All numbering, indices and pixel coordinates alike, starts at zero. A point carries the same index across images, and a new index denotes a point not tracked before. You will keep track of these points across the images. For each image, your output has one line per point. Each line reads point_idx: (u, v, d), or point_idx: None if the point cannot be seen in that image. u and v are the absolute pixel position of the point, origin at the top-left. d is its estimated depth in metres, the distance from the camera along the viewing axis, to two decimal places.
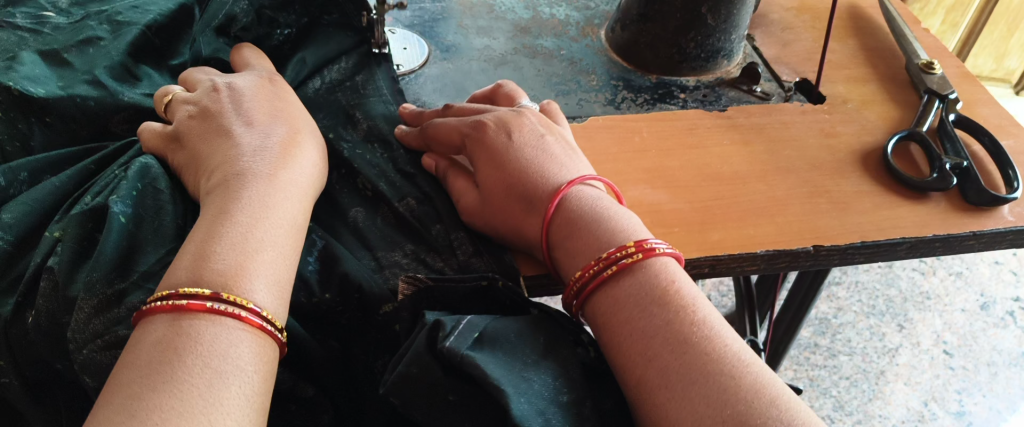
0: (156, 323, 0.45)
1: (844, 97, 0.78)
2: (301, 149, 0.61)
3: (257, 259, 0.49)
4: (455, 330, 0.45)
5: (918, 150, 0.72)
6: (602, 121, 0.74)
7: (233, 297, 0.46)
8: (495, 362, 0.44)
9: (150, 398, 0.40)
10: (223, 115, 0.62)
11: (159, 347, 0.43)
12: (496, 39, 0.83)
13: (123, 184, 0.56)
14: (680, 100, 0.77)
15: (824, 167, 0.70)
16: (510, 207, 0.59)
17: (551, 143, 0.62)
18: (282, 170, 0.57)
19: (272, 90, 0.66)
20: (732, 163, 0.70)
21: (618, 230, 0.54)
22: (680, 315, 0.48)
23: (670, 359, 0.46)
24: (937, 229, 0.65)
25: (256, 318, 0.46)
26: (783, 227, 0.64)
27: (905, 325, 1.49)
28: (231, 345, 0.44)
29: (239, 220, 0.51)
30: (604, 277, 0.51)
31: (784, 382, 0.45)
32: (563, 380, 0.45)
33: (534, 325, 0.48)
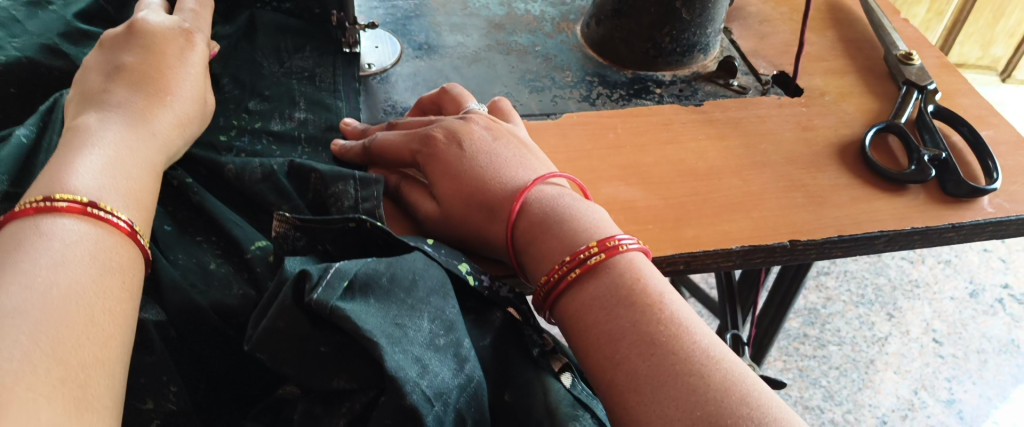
0: (14, 227, 0.42)
1: (821, 89, 0.77)
2: (181, 76, 0.59)
3: (126, 180, 0.47)
4: (324, 281, 0.41)
5: (897, 141, 0.72)
6: (576, 117, 0.73)
7: (96, 202, 0.44)
8: (370, 314, 0.42)
9: (10, 285, 0.38)
10: (116, 40, 0.59)
11: (18, 242, 0.41)
12: (469, 36, 0.82)
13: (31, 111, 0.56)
14: (656, 95, 0.76)
15: (801, 161, 0.69)
16: (473, 213, 0.58)
17: (504, 147, 0.61)
18: (160, 102, 0.55)
19: (173, 13, 0.63)
20: (708, 158, 0.69)
21: (581, 229, 0.53)
22: (647, 314, 0.47)
23: (639, 362, 0.45)
24: (916, 222, 0.64)
25: (121, 222, 0.44)
26: (759, 223, 0.63)
27: (894, 314, 1.48)
28: (73, 235, 0.42)
29: (108, 145, 0.49)
30: (570, 280, 0.50)
31: (757, 377, 0.44)
32: (441, 321, 0.45)
33: (406, 262, 0.46)
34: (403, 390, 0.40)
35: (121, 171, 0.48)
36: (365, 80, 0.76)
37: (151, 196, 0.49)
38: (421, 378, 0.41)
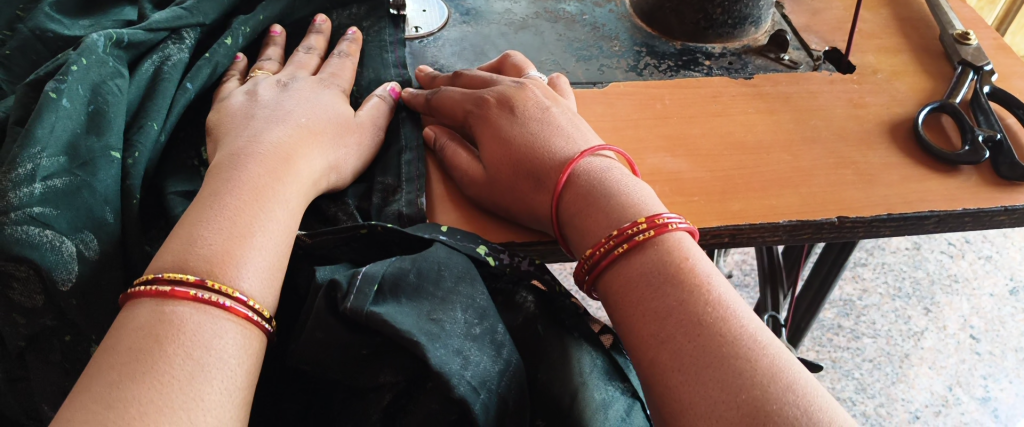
0: (140, 310, 0.43)
1: (874, 67, 0.75)
2: (322, 137, 0.60)
3: (246, 244, 0.48)
4: (353, 289, 0.43)
5: (950, 122, 0.70)
6: (623, 87, 0.72)
7: (218, 285, 0.45)
8: (401, 312, 0.44)
9: (129, 389, 0.39)
10: (270, 106, 0.62)
11: (142, 333, 0.42)
12: (517, 3, 0.82)
13: (76, 79, 0.58)
14: (705, 67, 0.75)
15: (852, 138, 0.68)
16: (518, 183, 0.58)
17: (557, 115, 0.62)
18: (298, 158, 0.56)
19: (325, 93, 0.65)
20: (757, 132, 0.68)
21: (628, 205, 0.52)
22: (694, 296, 0.46)
23: (683, 342, 0.44)
24: (967, 204, 0.63)
25: (241, 308, 0.45)
26: (807, 199, 0.62)
27: (931, 308, 1.46)
28: (233, 342, 0.43)
29: (228, 202, 0.50)
30: (616, 255, 0.50)
31: (801, 367, 0.43)
32: (474, 309, 0.47)
33: (430, 256, 0.48)
34: (450, 382, 0.42)
35: (245, 224, 0.49)
36: (411, 43, 0.76)
37: (276, 259, 0.49)
38: (464, 370, 0.43)
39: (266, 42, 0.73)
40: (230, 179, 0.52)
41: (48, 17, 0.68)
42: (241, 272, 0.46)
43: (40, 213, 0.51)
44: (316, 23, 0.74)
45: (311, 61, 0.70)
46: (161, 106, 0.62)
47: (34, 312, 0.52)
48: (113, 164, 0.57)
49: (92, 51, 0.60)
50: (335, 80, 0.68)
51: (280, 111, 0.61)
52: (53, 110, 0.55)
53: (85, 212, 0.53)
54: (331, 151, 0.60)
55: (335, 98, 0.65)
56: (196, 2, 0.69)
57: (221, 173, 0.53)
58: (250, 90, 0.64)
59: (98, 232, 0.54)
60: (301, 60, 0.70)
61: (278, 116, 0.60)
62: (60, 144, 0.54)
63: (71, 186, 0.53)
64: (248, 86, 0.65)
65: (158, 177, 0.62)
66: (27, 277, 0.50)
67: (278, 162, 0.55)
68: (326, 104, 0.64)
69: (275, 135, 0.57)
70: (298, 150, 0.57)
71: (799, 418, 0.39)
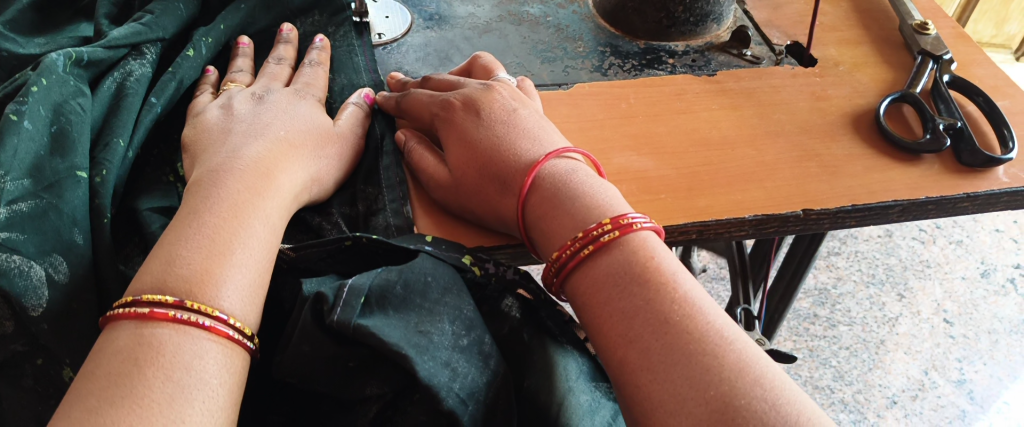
0: (120, 333, 0.43)
1: (835, 59, 0.76)
2: (301, 151, 0.59)
3: (226, 262, 0.47)
4: (341, 301, 0.43)
5: (911, 112, 0.71)
6: (588, 88, 0.72)
7: (197, 305, 0.44)
8: (388, 325, 0.43)
9: (108, 414, 0.39)
10: (246, 120, 0.61)
11: (121, 356, 0.41)
12: (480, 7, 0.82)
13: (36, 99, 0.57)
14: (669, 65, 0.76)
15: (815, 130, 0.68)
16: (484, 187, 0.58)
17: (524, 116, 0.62)
18: (278, 173, 0.56)
19: (302, 104, 0.65)
20: (722, 128, 0.68)
21: (593, 206, 0.52)
22: (661, 293, 0.46)
23: (651, 340, 0.44)
24: (930, 192, 0.63)
25: (222, 327, 0.44)
26: (772, 193, 0.63)
27: (905, 294, 1.48)
28: (214, 362, 0.43)
29: (207, 220, 0.49)
30: (582, 257, 0.50)
31: (770, 361, 0.43)
32: (461, 321, 0.47)
33: (416, 266, 0.47)
34: (439, 395, 0.43)
35: (225, 241, 0.48)
36: (376, 51, 0.76)
37: (258, 275, 0.48)
38: (453, 382, 0.44)
39: (233, 54, 0.72)
40: (209, 196, 0.52)
41: (2, 37, 0.67)
42: (223, 291, 0.46)
43: (6, 238, 0.50)
44: (283, 32, 0.73)
45: (283, 72, 0.69)
46: (128, 123, 0.61)
47: (5, 338, 0.49)
48: (80, 184, 0.55)
49: (52, 70, 0.59)
50: (310, 89, 0.67)
51: (257, 125, 0.60)
52: (15, 132, 0.54)
53: (53, 236, 0.52)
54: (310, 163, 0.59)
55: (312, 109, 0.64)
56: (154, 17, 0.68)
57: (200, 190, 0.53)
58: (225, 105, 0.63)
59: (68, 255, 0.52)
60: (273, 71, 0.69)
61: (255, 130, 0.59)
62: (23, 167, 0.53)
63: (37, 209, 0.52)
64: (221, 100, 0.64)
65: (129, 197, 0.61)
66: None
67: (258, 178, 0.54)
68: (304, 117, 0.63)
69: (254, 149, 0.57)
70: (277, 165, 0.56)
71: (766, 411, 0.39)
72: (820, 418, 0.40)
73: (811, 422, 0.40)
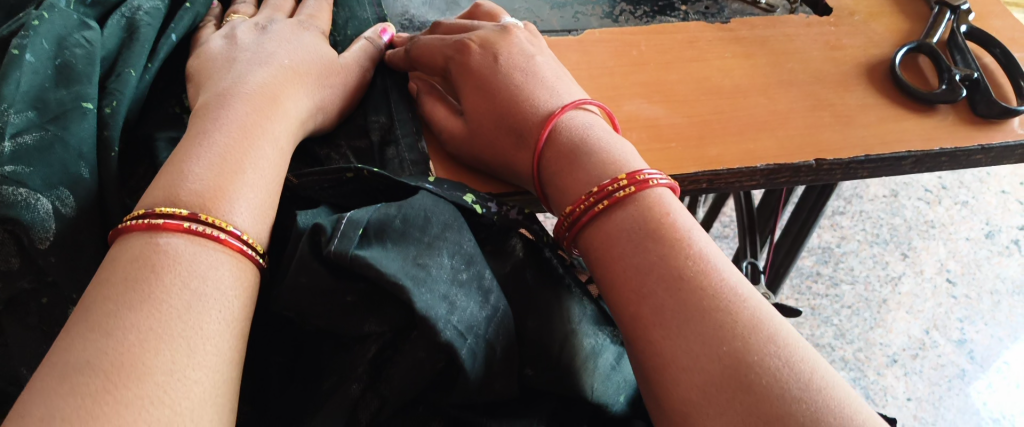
0: (132, 243, 0.43)
1: (851, 8, 0.74)
2: (307, 80, 0.59)
3: (237, 181, 0.47)
4: (338, 233, 0.42)
5: (928, 62, 0.70)
6: (599, 34, 0.71)
7: (212, 219, 0.44)
8: (387, 257, 0.43)
9: (128, 317, 0.38)
10: (248, 49, 0.60)
11: (137, 264, 0.41)
12: None
13: (39, 33, 0.56)
14: (681, 12, 0.74)
15: (829, 80, 0.67)
16: (499, 138, 0.57)
17: (539, 64, 0.61)
18: (285, 99, 0.55)
19: (305, 36, 0.63)
20: (734, 76, 0.67)
21: (610, 160, 0.52)
22: (675, 249, 0.45)
23: (665, 296, 0.44)
24: (944, 143, 0.63)
25: (234, 241, 0.44)
26: (784, 142, 0.62)
27: (909, 253, 1.47)
28: (229, 273, 0.43)
29: (217, 141, 0.49)
30: (597, 211, 0.49)
31: (783, 317, 0.43)
32: (460, 256, 0.46)
33: (415, 203, 0.47)
34: (436, 327, 0.42)
35: (236, 161, 0.48)
36: None
37: (268, 196, 0.49)
38: (451, 314, 0.43)
39: None
40: (219, 118, 0.51)
41: None
42: (235, 206, 0.46)
43: (12, 171, 0.49)
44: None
45: (286, 4, 0.68)
46: (139, 57, 0.60)
47: (11, 275, 0.49)
48: (87, 116, 0.54)
49: (54, 6, 0.57)
50: (314, 21, 0.66)
51: (262, 53, 0.59)
52: (17, 66, 0.53)
53: (60, 168, 0.51)
54: (317, 92, 0.59)
55: (317, 40, 0.63)
56: None
57: (206, 114, 0.52)
58: (229, 35, 0.62)
59: (75, 188, 0.51)
60: (276, 2, 0.67)
61: (261, 58, 0.59)
62: (26, 100, 0.52)
63: (42, 142, 0.51)
64: (224, 29, 0.63)
65: (142, 125, 0.60)
66: (3, 240, 0.48)
67: (265, 102, 0.54)
68: (309, 46, 0.62)
69: (259, 77, 0.56)
70: (284, 92, 0.56)
71: (778, 367, 0.39)
72: (831, 374, 0.40)
73: (823, 377, 0.39)
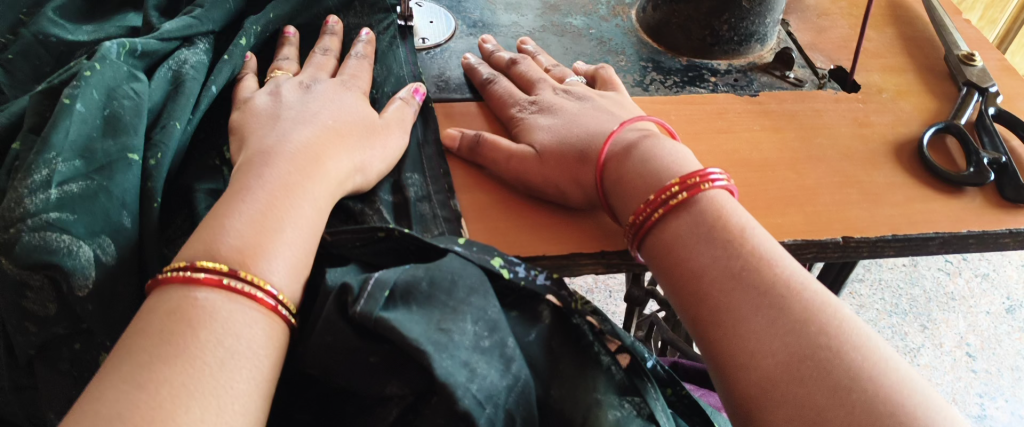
0: (170, 295, 0.43)
1: (879, 86, 0.76)
2: (348, 138, 0.59)
3: (275, 239, 0.48)
4: (364, 293, 0.43)
5: (955, 143, 0.70)
6: (646, 103, 0.72)
7: (250, 276, 0.45)
8: (411, 320, 0.43)
9: (161, 371, 0.39)
10: (289, 107, 0.61)
11: (173, 318, 0.42)
12: (524, 16, 0.82)
13: (91, 83, 0.57)
14: (711, 83, 0.75)
15: (857, 157, 0.68)
16: (561, 163, 0.61)
17: (589, 102, 0.66)
18: (327, 157, 0.56)
19: (348, 96, 0.64)
20: (762, 149, 0.68)
21: (664, 172, 0.56)
22: (735, 246, 0.49)
23: (728, 288, 0.47)
24: (972, 225, 0.63)
25: (270, 299, 0.45)
26: (812, 218, 0.62)
27: (928, 325, 1.46)
28: (263, 332, 0.43)
29: (257, 197, 0.50)
30: (653, 221, 0.53)
31: (840, 303, 0.46)
32: (484, 321, 0.46)
33: (443, 266, 0.47)
34: (454, 395, 0.42)
35: (276, 218, 0.49)
36: (419, 54, 0.76)
37: (304, 255, 0.49)
38: (470, 383, 0.43)
39: (280, 43, 0.72)
40: (261, 175, 0.52)
41: (51, 22, 0.69)
42: (272, 265, 0.47)
43: (57, 218, 0.50)
44: (328, 24, 0.74)
45: (329, 63, 0.70)
46: (183, 111, 0.61)
47: (47, 321, 0.51)
48: (132, 167, 0.55)
49: (106, 58, 0.59)
50: (356, 82, 0.67)
51: (307, 112, 0.61)
52: (67, 115, 0.54)
53: (103, 217, 0.52)
54: (359, 152, 0.59)
55: (358, 101, 0.65)
56: (204, 9, 0.69)
57: (248, 170, 0.53)
58: (273, 92, 0.64)
59: (116, 237, 0.52)
60: (319, 61, 0.69)
61: (304, 117, 0.60)
62: (75, 149, 0.54)
63: (88, 191, 0.52)
64: (268, 86, 0.65)
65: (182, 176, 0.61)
66: (41, 287, 0.50)
67: (308, 162, 0.55)
68: (353, 107, 0.63)
69: (301, 134, 0.57)
70: (325, 149, 0.57)
71: (835, 347, 0.42)
72: (886, 351, 0.43)
73: (879, 354, 0.42)
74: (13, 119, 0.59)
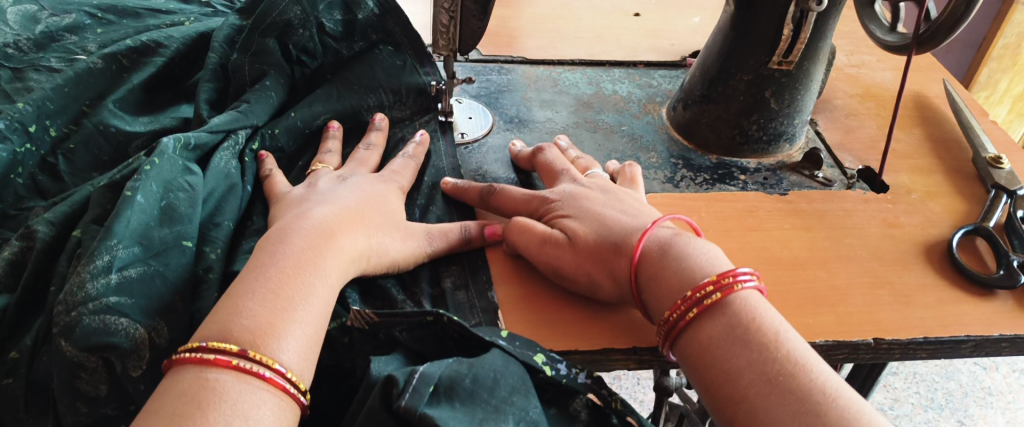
0: (184, 375, 0.45)
1: (907, 187, 0.77)
2: (367, 223, 0.62)
3: (285, 318, 0.50)
4: (409, 387, 0.43)
5: (985, 245, 0.71)
6: (660, 198, 0.74)
7: (259, 356, 0.46)
8: (454, 418, 0.43)
9: None
10: (315, 193, 0.64)
11: (184, 399, 0.43)
12: (558, 113, 0.85)
13: (151, 175, 0.60)
14: (741, 181, 0.77)
15: (887, 258, 0.69)
16: (594, 254, 0.60)
17: (617, 195, 0.66)
18: (341, 238, 0.59)
19: (381, 188, 0.67)
20: (792, 247, 0.69)
21: (698, 268, 0.55)
22: (764, 352, 0.48)
23: (759, 400, 0.47)
24: (1004, 329, 0.63)
25: (279, 379, 0.46)
26: (843, 318, 0.63)
27: (966, 421, 1.42)
28: (270, 413, 0.44)
29: (270, 275, 0.52)
30: (688, 319, 0.52)
31: (875, 411, 0.45)
32: (525, 423, 0.46)
33: (487, 363, 0.48)
34: None
35: (287, 298, 0.51)
36: (458, 149, 0.79)
37: (312, 332, 0.51)
38: None
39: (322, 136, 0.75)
40: (276, 252, 0.55)
41: (112, 113, 0.72)
42: (282, 344, 0.48)
43: (116, 302, 0.53)
44: (375, 121, 0.77)
45: (371, 158, 0.72)
46: (232, 207, 0.65)
47: (98, 402, 0.52)
48: (185, 252, 0.58)
49: (164, 153, 0.63)
50: (391, 174, 0.70)
51: (332, 197, 0.63)
52: (128, 206, 0.58)
53: (157, 301, 0.55)
54: (376, 235, 0.62)
55: (389, 193, 0.67)
56: (250, 104, 0.72)
57: (266, 247, 0.56)
58: (309, 182, 0.67)
59: (170, 319, 0.55)
60: (361, 155, 0.72)
61: (329, 200, 0.63)
62: (133, 236, 0.56)
63: (145, 275, 0.55)
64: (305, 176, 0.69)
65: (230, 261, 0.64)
66: (95, 368, 0.52)
67: (321, 238, 0.57)
68: (378, 195, 0.66)
69: (322, 216, 0.60)
70: (342, 231, 0.59)
71: None
72: None
73: None
74: (74, 206, 0.62)
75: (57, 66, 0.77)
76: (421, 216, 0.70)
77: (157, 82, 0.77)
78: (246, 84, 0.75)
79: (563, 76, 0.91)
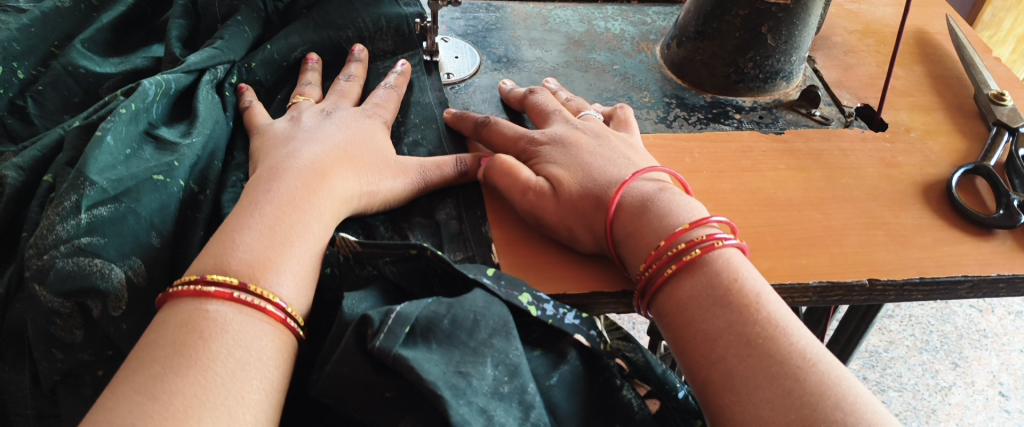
0: (181, 307, 0.43)
1: (907, 125, 0.75)
2: (358, 159, 0.60)
3: (285, 253, 0.49)
4: (385, 328, 0.42)
5: (985, 184, 0.69)
6: (653, 139, 0.72)
7: (260, 290, 0.45)
8: (430, 361, 0.42)
9: (173, 381, 0.39)
10: (301, 129, 0.62)
11: (183, 329, 0.42)
12: (549, 52, 0.82)
13: (123, 116, 0.58)
14: (735, 120, 0.75)
15: (884, 198, 0.67)
16: (578, 206, 0.58)
17: (608, 143, 0.64)
18: (333, 174, 0.57)
19: (367, 124, 0.65)
20: (788, 189, 0.67)
21: (679, 224, 0.53)
22: (744, 314, 0.47)
23: (734, 363, 0.45)
24: (1002, 269, 0.61)
25: (279, 312, 0.45)
26: (837, 259, 0.61)
27: (960, 363, 1.42)
28: (272, 344, 0.44)
29: (264, 212, 0.51)
30: (665, 276, 0.51)
31: (856, 379, 0.44)
32: (504, 366, 0.44)
33: (466, 303, 0.46)
34: None
35: (284, 233, 0.50)
36: (445, 89, 0.76)
37: (309, 266, 0.50)
38: None
39: (302, 69, 0.73)
40: (268, 189, 0.53)
41: (81, 54, 0.69)
42: (281, 278, 0.47)
43: (88, 243, 0.51)
44: (355, 52, 0.75)
45: (353, 89, 0.70)
46: (218, 142, 0.63)
47: (74, 347, 0.51)
48: (159, 188, 0.56)
49: (143, 98, 0.60)
50: (376, 107, 0.68)
51: (320, 134, 0.62)
52: (97, 147, 0.55)
53: (132, 240, 0.53)
54: (369, 175, 0.60)
55: (376, 129, 0.65)
56: (225, 40, 0.69)
57: (259, 184, 0.54)
58: (294, 117, 0.65)
59: (146, 257, 0.53)
60: (343, 88, 0.70)
61: (317, 137, 0.61)
62: (105, 175, 0.54)
63: (117, 213, 0.53)
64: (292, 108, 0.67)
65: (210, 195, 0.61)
66: (70, 313, 0.51)
67: (314, 177, 0.56)
68: (366, 133, 0.64)
69: (310, 153, 0.58)
70: (332, 169, 0.58)
71: None
72: None
73: None
74: (44, 151, 0.59)
75: (24, 6, 0.74)
76: (410, 151, 0.68)
77: (128, 23, 0.75)
78: (217, 21, 0.73)
79: (553, 13, 0.88)
